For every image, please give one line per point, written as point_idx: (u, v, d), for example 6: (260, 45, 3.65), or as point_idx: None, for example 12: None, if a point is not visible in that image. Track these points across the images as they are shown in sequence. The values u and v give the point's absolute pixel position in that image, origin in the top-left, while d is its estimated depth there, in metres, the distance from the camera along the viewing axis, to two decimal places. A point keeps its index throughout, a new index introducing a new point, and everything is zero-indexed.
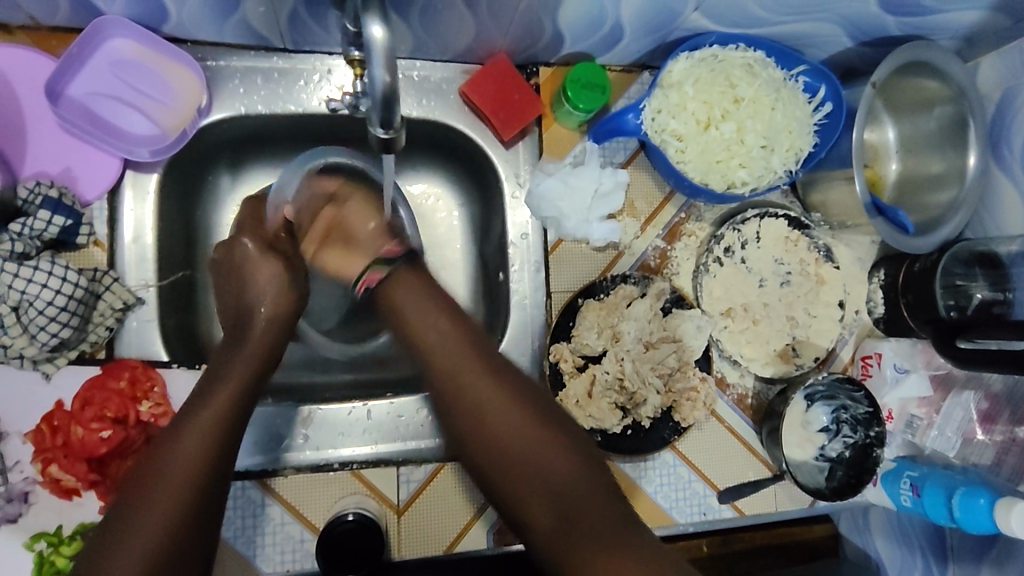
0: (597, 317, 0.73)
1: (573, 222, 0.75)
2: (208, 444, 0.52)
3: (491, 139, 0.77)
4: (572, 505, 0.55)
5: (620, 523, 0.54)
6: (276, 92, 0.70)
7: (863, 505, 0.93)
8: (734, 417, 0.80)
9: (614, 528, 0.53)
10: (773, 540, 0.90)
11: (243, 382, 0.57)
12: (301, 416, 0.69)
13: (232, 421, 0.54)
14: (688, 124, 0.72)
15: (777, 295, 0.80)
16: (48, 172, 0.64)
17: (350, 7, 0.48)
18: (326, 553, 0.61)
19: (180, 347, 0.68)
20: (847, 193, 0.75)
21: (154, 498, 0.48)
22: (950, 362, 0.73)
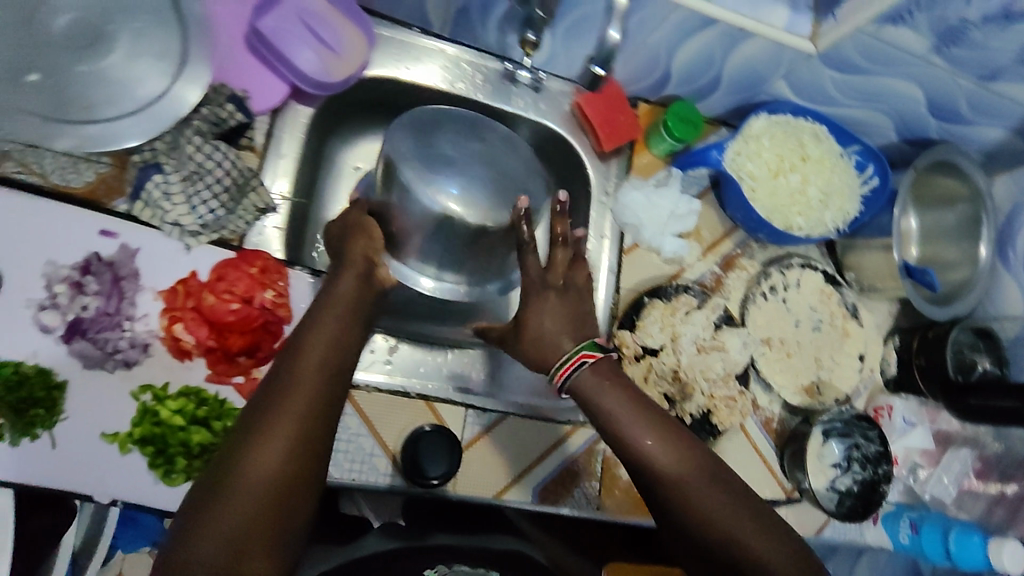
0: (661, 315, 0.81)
1: (650, 232, 0.87)
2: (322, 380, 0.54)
3: (590, 149, 0.88)
4: (738, 552, 0.54)
5: (793, 543, 0.56)
6: (424, 67, 0.82)
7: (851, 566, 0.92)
8: (760, 438, 0.87)
9: (798, 553, 0.55)
10: None
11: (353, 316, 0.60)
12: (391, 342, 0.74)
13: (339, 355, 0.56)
14: (762, 170, 0.85)
15: (809, 336, 0.90)
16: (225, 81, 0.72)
17: None
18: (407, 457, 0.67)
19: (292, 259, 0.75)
20: (882, 260, 0.88)
21: (262, 449, 0.50)
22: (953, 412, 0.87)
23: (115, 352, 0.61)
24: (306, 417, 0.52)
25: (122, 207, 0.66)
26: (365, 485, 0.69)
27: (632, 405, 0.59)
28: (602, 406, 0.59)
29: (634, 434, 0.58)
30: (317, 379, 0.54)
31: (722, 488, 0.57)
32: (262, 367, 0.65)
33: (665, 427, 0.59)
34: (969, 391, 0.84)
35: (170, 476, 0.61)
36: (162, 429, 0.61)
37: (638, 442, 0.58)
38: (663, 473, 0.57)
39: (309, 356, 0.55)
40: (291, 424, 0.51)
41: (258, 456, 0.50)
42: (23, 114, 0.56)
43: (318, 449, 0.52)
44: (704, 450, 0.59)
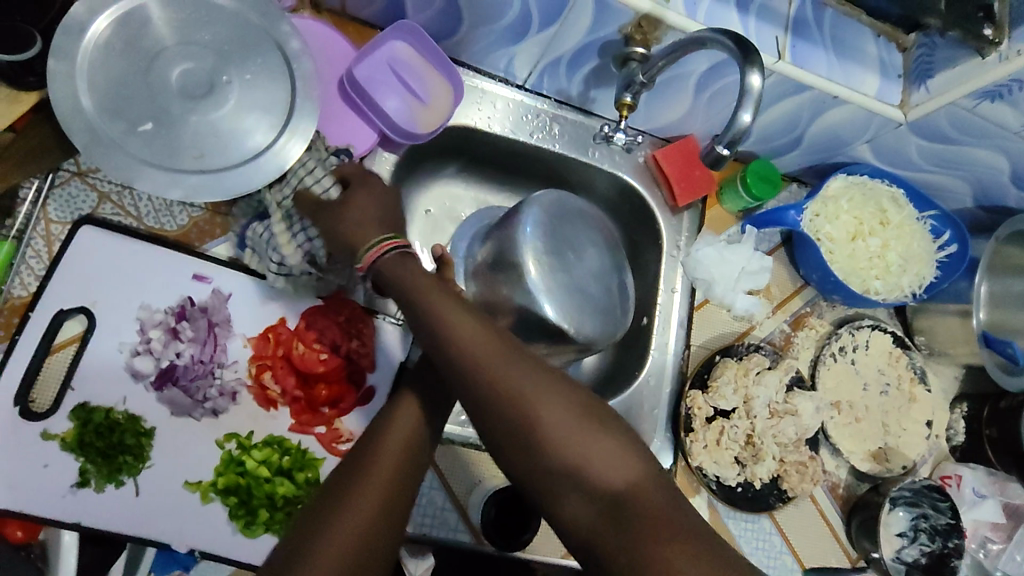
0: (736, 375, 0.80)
1: (722, 288, 0.85)
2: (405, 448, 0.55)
3: (663, 202, 0.88)
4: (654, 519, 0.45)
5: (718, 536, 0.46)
6: (507, 117, 0.83)
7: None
8: (827, 503, 0.85)
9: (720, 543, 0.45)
10: None
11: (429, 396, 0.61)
12: None
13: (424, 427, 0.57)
14: (840, 232, 0.84)
15: (877, 401, 0.89)
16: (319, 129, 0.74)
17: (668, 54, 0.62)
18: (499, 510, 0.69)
19: None
20: (956, 325, 0.87)
21: (351, 503, 0.49)
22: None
23: (204, 400, 0.61)
24: (397, 474, 0.53)
25: (214, 250, 0.67)
26: (438, 541, 0.68)
27: (532, 375, 0.51)
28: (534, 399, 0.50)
29: (587, 443, 0.48)
30: (406, 441, 0.55)
31: (632, 458, 0.49)
32: (344, 418, 0.64)
33: (575, 401, 0.50)
34: None
35: (250, 527, 0.60)
36: (246, 480, 0.60)
37: (593, 453, 0.48)
38: (554, 443, 0.48)
39: (399, 421, 0.57)
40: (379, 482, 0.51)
41: (346, 512, 0.49)
42: (143, 164, 0.59)
43: (401, 515, 0.51)
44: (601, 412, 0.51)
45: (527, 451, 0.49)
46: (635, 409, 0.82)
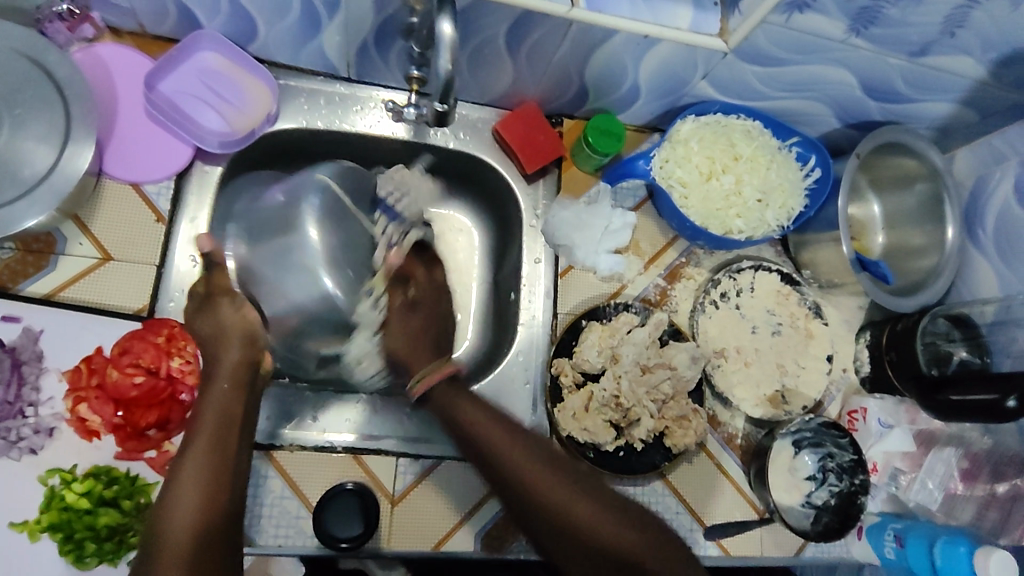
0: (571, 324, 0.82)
1: (584, 251, 0.83)
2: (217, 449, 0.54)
3: (515, 172, 0.86)
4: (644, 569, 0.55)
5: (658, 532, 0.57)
6: (337, 116, 0.81)
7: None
8: (723, 455, 0.82)
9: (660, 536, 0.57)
10: None
11: (238, 387, 0.59)
12: (317, 399, 0.74)
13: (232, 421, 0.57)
14: (692, 175, 0.82)
15: (768, 342, 0.85)
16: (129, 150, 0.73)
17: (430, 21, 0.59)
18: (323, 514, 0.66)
19: None
20: (833, 253, 0.83)
21: (180, 495, 0.51)
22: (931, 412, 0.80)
23: (19, 439, 0.61)
24: (218, 456, 0.54)
25: (28, 289, 0.67)
26: (293, 549, 0.67)
27: (536, 456, 0.60)
28: (464, 424, 0.62)
29: (536, 490, 0.58)
30: (226, 423, 0.56)
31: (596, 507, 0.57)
32: (173, 439, 0.64)
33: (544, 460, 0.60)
34: (945, 386, 0.78)
35: (82, 560, 0.60)
36: (71, 512, 0.60)
37: (555, 506, 0.57)
38: (550, 506, 0.57)
39: (197, 449, 0.54)
40: (201, 469, 0.53)
41: (175, 506, 0.51)
42: None
43: (218, 544, 0.51)
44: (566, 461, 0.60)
45: (521, 499, 0.58)
46: (506, 385, 0.80)
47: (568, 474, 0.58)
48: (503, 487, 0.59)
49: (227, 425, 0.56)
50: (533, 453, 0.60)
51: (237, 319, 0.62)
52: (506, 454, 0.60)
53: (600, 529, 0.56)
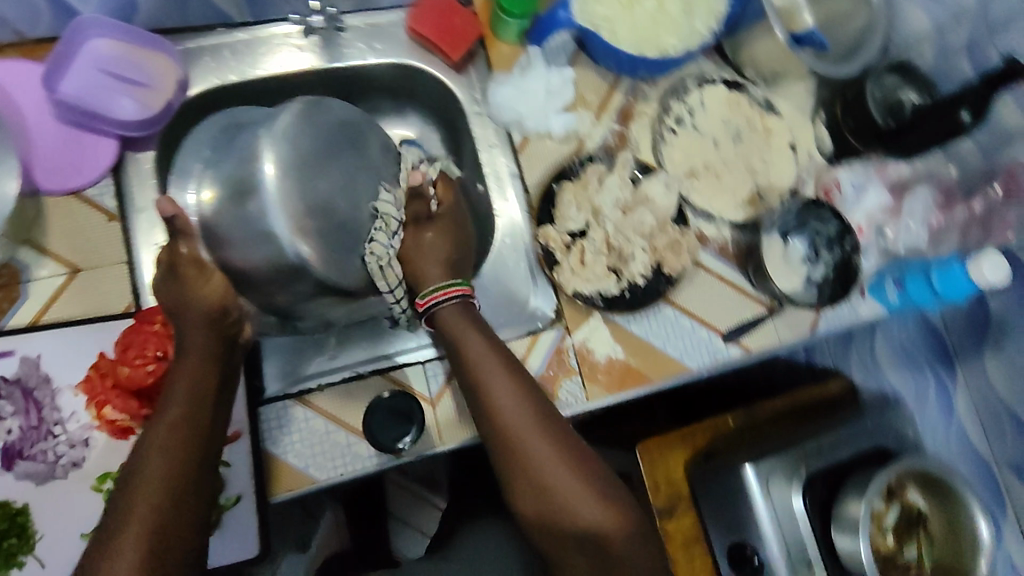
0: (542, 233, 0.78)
1: (533, 120, 0.82)
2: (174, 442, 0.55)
3: (442, 65, 0.83)
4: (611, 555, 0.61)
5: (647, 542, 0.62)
6: (246, 65, 0.78)
7: (870, 349, 1.01)
8: (719, 265, 0.84)
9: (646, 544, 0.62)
10: (794, 403, 1.02)
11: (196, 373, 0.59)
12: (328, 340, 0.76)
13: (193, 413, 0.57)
14: (613, 8, 0.81)
15: (732, 150, 0.87)
16: (55, 159, 0.70)
17: None
18: (371, 427, 0.69)
19: None
20: (770, 44, 0.83)
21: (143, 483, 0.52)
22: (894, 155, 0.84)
23: (59, 458, 0.62)
24: (175, 447, 0.55)
25: (11, 322, 0.66)
26: (355, 474, 0.69)
27: (551, 441, 0.63)
28: (497, 400, 0.64)
29: (542, 473, 0.61)
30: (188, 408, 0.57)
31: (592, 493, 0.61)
32: None
33: (562, 448, 0.63)
34: (903, 129, 0.81)
35: None
36: None
37: (552, 487, 0.61)
38: (546, 486, 0.61)
39: (157, 441, 0.55)
40: (157, 461, 0.53)
41: (131, 502, 0.52)
42: None
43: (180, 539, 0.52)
44: (585, 453, 0.64)
45: (517, 470, 0.62)
46: (502, 269, 0.81)
47: (581, 463, 0.62)
48: (506, 459, 0.62)
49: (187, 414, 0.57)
50: (510, 389, 0.64)
51: (207, 292, 0.61)
52: (491, 388, 0.64)
53: (545, 476, 0.61)
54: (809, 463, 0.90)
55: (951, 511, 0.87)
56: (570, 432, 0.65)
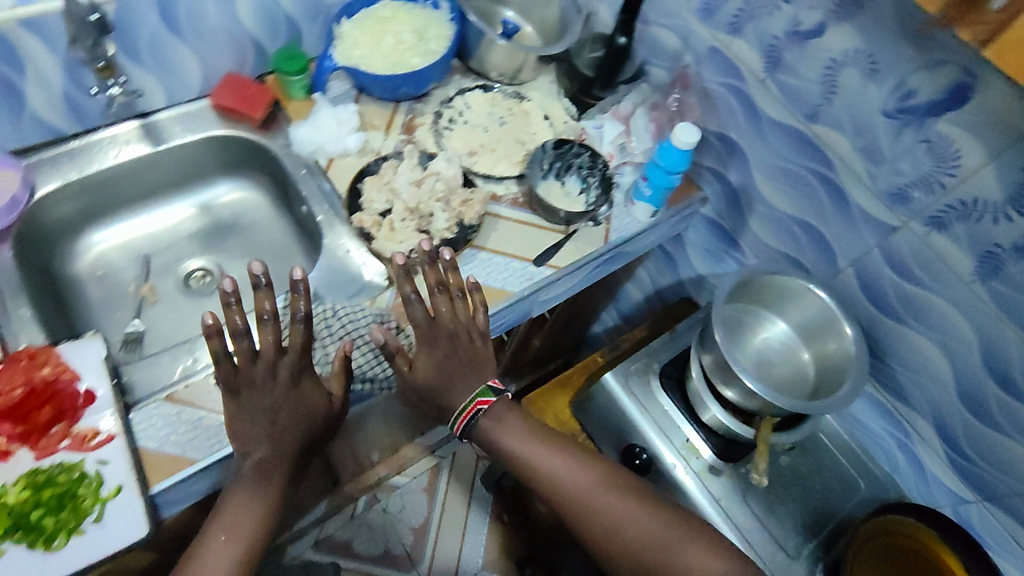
0: (292, 363, 0.76)
1: (331, 144, 1.01)
2: (251, 496, 0.74)
3: (251, 128, 1.03)
4: None
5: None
6: (84, 162, 0.95)
7: (689, 261, 1.22)
8: (517, 214, 1.02)
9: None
10: (646, 331, 1.18)
11: (257, 486, 0.74)
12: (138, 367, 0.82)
13: (268, 483, 0.75)
14: (367, 48, 1.05)
15: (500, 132, 1.09)
16: None
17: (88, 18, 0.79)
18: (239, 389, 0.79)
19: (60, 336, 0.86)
20: (498, 49, 1.08)
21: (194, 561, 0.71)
22: (603, 92, 1.08)
23: None
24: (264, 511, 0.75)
25: None
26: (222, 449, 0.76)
27: (664, 528, 0.78)
28: (570, 475, 0.82)
29: (634, 548, 0.77)
30: (272, 444, 0.75)
31: (692, 549, 0.76)
32: (75, 423, 0.73)
33: (684, 539, 0.77)
34: (591, 84, 1.07)
35: (54, 541, 0.67)
36: (18, 513, 0.67)
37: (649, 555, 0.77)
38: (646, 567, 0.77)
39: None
40: (201, 548, 0.72)
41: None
42: None
43: (280, 476, 0.76)
44: (673, 521, 0.79)
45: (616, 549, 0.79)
46: (334, 260, 0.95)
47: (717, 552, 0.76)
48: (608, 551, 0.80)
49: (249, 508, 0.74)
50: (613, 504, 0.79)
51: (272, 461, 0.75)
52: (614, 526, 0.78)
53: (635, 534, 0.78)
54: (658, 358, 1.07)
55: (812, 350, 0.96)
56: (702, 535, 0.78)
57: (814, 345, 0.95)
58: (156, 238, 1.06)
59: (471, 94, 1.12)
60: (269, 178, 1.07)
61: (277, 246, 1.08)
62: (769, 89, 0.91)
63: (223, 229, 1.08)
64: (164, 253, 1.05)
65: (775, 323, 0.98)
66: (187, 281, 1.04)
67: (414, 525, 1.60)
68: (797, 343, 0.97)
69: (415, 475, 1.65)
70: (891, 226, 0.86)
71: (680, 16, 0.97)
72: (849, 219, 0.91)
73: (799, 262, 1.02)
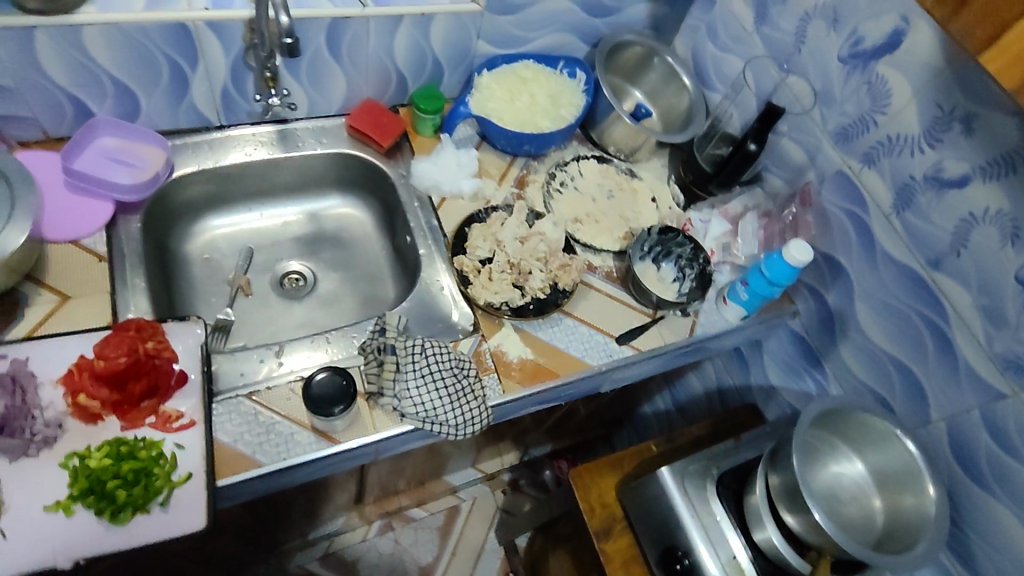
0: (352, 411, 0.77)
1: (447, 183, 1.05)
2: None
3: (376, 153, 1.08)
4: None
5: None
6: (221, 153, 1.01)
7: (764, 370, 1.18)
8: (608, 288, 1.02)
9: None
10: (708, 430, 1.15)
11: None
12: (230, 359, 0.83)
13: None
14: (501, 102, 1.10)
15: (607, 205, 1.10)
16: (62, 205, 0.88)
17: (267, 31, 0.85)
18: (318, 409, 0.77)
19: (162, 312, 0.90)
20: (622, 127, 1.11)
21: None
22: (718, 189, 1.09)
23: (35, 436, 0.70)
24: None
25: (10, 334, 0.80)
26: (290, 459, 0.77)
27: None
28: None
29: None
30: None
31: None
32: (166, 403, 0.75)
33: None
34: (709, 180, 1.08)
35: (117, 515, 0.68)
36: (96, 478, 0.69)
37: None
38: None
39: None
40: None
41: None
42: None
43: None
44: None
45: None
46: (426, 295, 0.97)
47: None
48: None
49: None
50: None
51: None
52: None
53: None
54: (718, 465, 1.02)
55: (886, 499, 0.90)
56: None
57: (888, 495, 0.90)
58: (263, 235, 1.11)
59: (585, 162, 1.14)
60: (381, 202, 1.12)
61: (372, 267, 1.11)
62: (893, 226, 0.90)
63: (323, 239, 1.13)
64: (266, 250, 1.10)
65: (852, 462, 0.94)
66: (282, 282, 1.08)
67: (421, 564, 1.56)
68: (869, 488, 0.92)
69: (433, 512, 1.62)
70: (999, 393, 0.83)
71: (812, 135, 0.99)
72: (952, 372, 0.88)
73: (886, 401, 0.99)
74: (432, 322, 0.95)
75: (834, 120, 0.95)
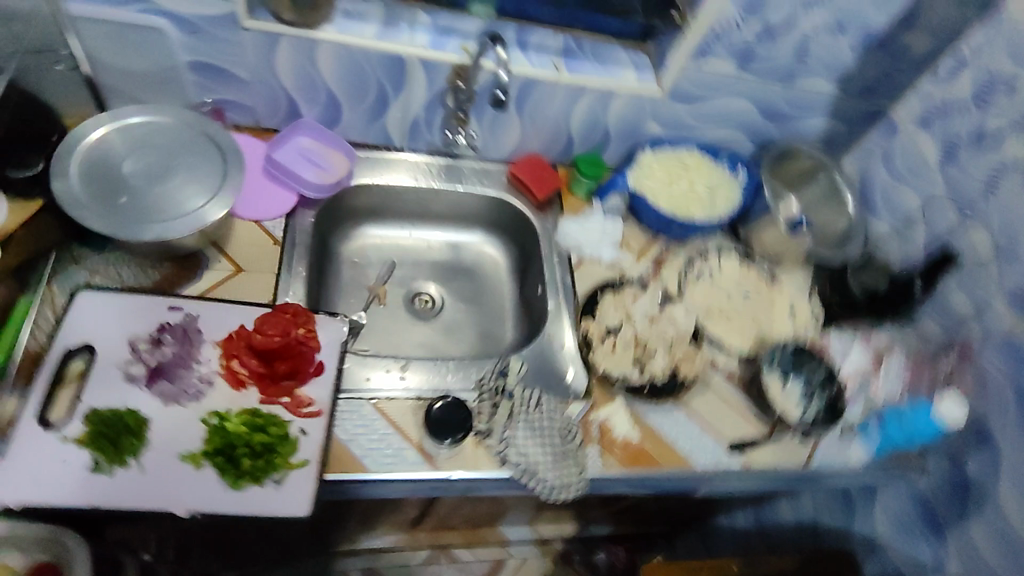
0: None
1: (589, 247, 1.08)
2: None
3: (528, 202, 1.13)
4: None
5: None
6: (395, 171, 1.10)
7: (872, 519, 1.09)
8: (727, 389, 1.00)
9: None
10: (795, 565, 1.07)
11: None
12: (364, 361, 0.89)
13: None
14: (658, 182, 1.12)
15: (743, 304, 1.07)
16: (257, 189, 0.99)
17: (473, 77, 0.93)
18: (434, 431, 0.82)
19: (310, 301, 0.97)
20: (774, 232, 1.09)
21: None
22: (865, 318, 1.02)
23: (189, 386, 0.78)
24: None
25: (188, 289, 0.90)
26: (393, 473, 0.80)
27: None
28: None
29: None
30: None
31: None
32: (301, 387, 0.80)
33: None
34: None
35: (238, 481, 0.73)
36: (228, 440, 0.75)
37: None
38: None
39: None
40: None
41: None
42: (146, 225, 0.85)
43: None
44: None
45: None
46: (548, 348, 0.99)
47: None
48: None
49: None
50: None
51: None
52: None
53: None
54: None
55: None
56: None
57: None
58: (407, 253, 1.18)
59: (727, 257, 1.12)
60: (521, 249, 1.16)
61: (498, 307, 1.15)
62: None
63: (459, 270, 1.18)
64: (406, 268, 1.17)
65: None
66: (413, 300, 1.13)
67: None
68: None
69: (479, 559, 1.60)
70: None
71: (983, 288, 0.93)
72: None
73: None
74: (548, 376, 0.96)
75: (1013, 279, 0.90)
